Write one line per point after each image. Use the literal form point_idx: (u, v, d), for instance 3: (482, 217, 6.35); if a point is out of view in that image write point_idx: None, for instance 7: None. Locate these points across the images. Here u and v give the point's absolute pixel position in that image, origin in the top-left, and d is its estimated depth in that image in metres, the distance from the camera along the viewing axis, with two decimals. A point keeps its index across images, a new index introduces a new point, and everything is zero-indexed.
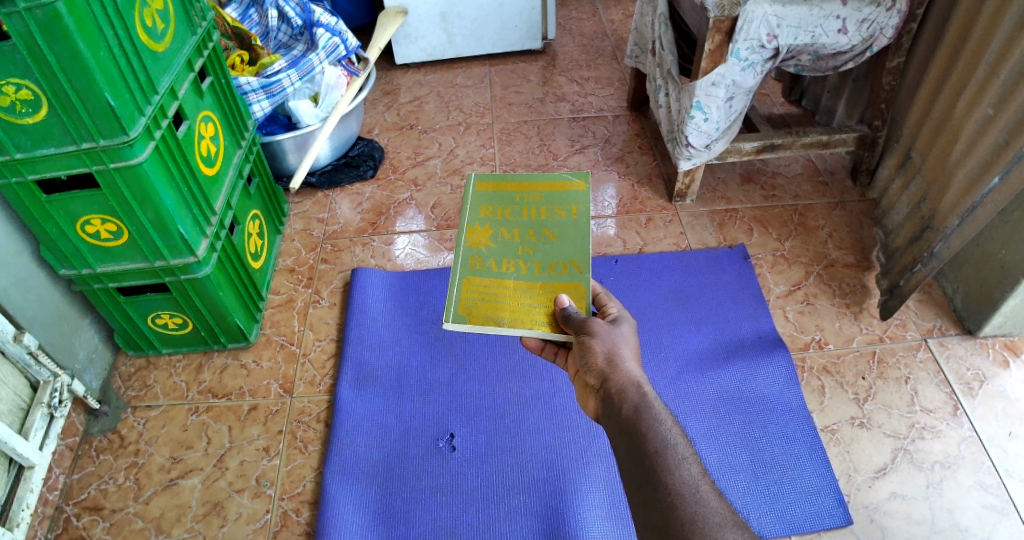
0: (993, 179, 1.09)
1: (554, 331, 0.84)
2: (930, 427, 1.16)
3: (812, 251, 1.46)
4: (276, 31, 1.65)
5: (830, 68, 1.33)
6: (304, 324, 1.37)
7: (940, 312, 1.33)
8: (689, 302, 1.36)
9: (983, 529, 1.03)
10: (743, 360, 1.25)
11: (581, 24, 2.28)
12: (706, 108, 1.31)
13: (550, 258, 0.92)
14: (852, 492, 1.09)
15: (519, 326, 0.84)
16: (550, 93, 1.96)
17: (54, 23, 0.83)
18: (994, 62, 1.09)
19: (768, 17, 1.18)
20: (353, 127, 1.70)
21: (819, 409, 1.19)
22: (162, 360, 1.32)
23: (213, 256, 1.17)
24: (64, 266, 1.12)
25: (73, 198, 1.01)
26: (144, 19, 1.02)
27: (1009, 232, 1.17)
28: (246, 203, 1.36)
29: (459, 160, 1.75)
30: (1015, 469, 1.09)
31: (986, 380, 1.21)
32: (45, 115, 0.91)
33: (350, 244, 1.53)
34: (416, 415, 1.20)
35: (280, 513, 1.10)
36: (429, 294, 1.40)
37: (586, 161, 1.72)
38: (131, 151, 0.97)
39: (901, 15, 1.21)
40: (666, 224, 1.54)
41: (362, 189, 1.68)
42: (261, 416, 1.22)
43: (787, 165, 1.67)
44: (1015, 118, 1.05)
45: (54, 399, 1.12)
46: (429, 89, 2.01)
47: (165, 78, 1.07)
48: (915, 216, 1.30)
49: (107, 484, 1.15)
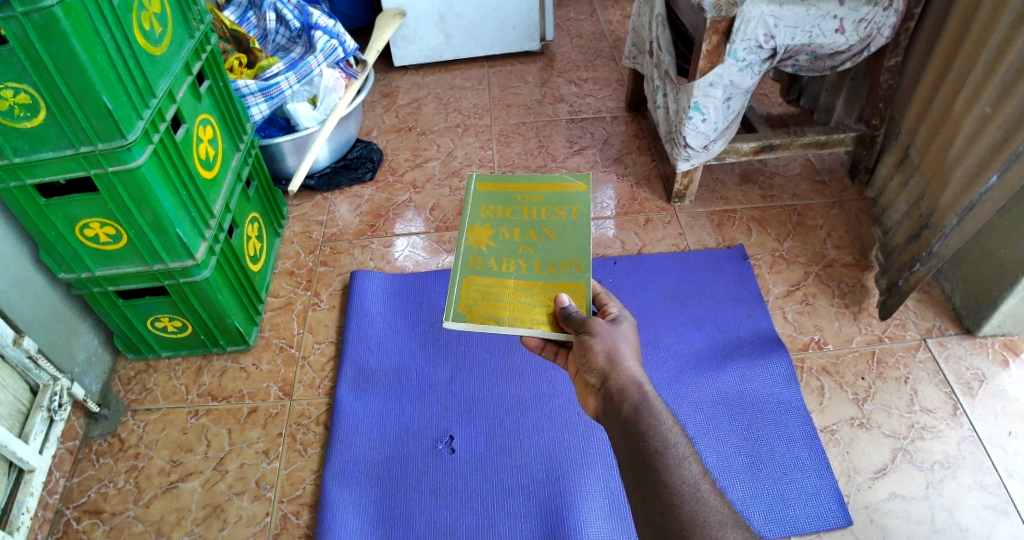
0: (991, 177, 1.09)
1: (554, 331, 0.84)
2: (929, 427, 1.16)
3: (810, 251, 1.46)
4: (274, 33, 1.66)
5: (827, 67, 1.33)
6: (303, 327, 1.37)
7: (939, 311, 1.33)
8: (688, 303, 1.36)
9: (983, 529, 1.03)
10: (742, 361, 1.25)
11: (579, 25, 2.28)
12: (704, 109, 1.31)
13: (552, 257, 0.92)
14: (851, 492, 1.08)
15: (519, 325, 0.84)
16: (548, 95, 1.96)
17: (51, 26, 0.83)
18: (992, 60, 1.09)
19: (765, 17, 1.18)
20: (351, 129, 1.70)
21: (818, 409, 1.19)
22: (161, 363, 1.32)
23: (212, 259, 1.17)
24: (63, 269, 1.12)
25: (72, 201, 1.01)
26: (141, 21, 1.02)
27: (1009, 230, 1.17)
28: (244, 205, 1.36)
29: (458, 161, 1.75)
30: (1015, 468, 1.09)
31: (986, 380, 1.21)
32: (43, 118, 0.91)
33: (349, 246, 1.53)
34: (416, 416, 1.20)
35: (280, 516, 1.10)
36: (428, 296, 1.40)
37: (585, 163, 1.72)
38: (128, 153, 0.97)
39: (898, 14, 1.21)
40: (665, 225, 1.54)
41: (361, 191, 1.68)
42: (260, 419, 1.22)
43: (786, 166, 1.67)
44: (1013, 116, 1.05)
45: (53, 402, 1.12)
46: (427, 91, 2.02)
47: (163, 81, 1.07)
48: (913, 215, 1.30)
49: (107, 487, 1.15)
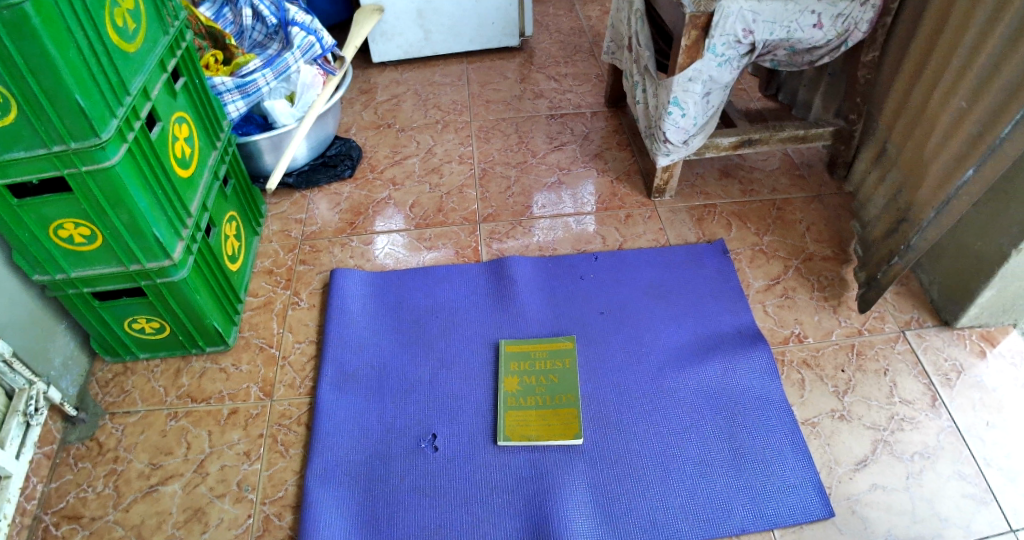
0: (968, 171, 1.10)
1: (574, 439, 1.13)
2: (909, 418, 1.17)
3: (790, 245, 1.47)
4: (251, 30, 1.64)
5: (806, 62, 1.33)
6: (282, 326, 1.36)
7: (917, 304, 1.34)
8: (668, 297, 1.36)
9: (962, 518, 1.05)
10: (723, 355, 1.25)
11: (559, 20, 2.28)
12: (683, 104, 1.31)
13: (560, 390, 1.20)
14: (832, 483, 1.09)
15: (549, 436, 1.13)
16: (528, 90, 1.96)
17: (21, 23, 0.82)
18: (969, 54, 1.10)
19: (743, 12, 1.18)
20: (330, 126, 1.68)
21: (799, 402, 1.20)
22: (139, 365, 1.31)
23: (189, 259, 1.16)
24: (37, 271, 1.10)
25: (45, 202, 1.00)
26: (114, 18, 1.00)
27: (986, 224, 1.18)
28: (222, 204, 1.35)
29: (437, 158, 1.74)
30: (993, 458, 1.11)
31: (963, 370, 1.22)
32: (13, 117, 0.89)
33: (329, 245, 1.52)
34: (399, 415, 1.19)
35: (261, 518, 1.09)
36: (409, 294, 1.39)
37: (565, 158, 1.72)
38: (103, 153, 0.96)
39: (875, 9, 1.22)
40: (646, 220, 1.54)
41: (340, 189, 1.67)
42: (240, 420, 1.21)
43: (765, 160, 1.68)
44: (989, 112, 1.06)
45: (30, 406, 1.10)
46: (406, 87, 2.00)
47: (138, 79, 1.05)
48: (892, 208, 1.31)
49: (85, 492, 1.13)
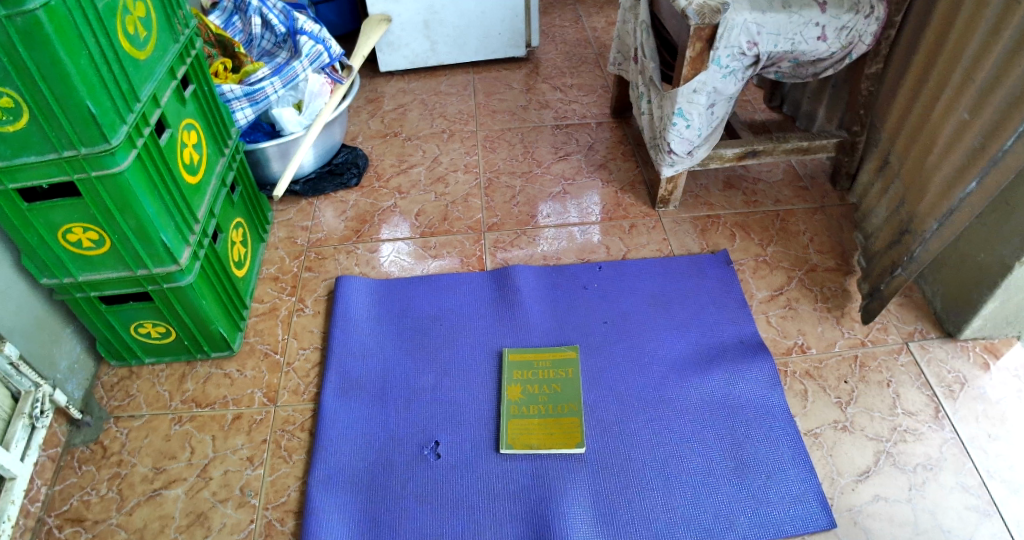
0: (970, 183, 1.10)
1: (576, 447, 1.13)
2: (912, 430, 1.17)
3: (793, 256, 1.47)
4: (260, 38, 1.65)
5: (810, 74, 1.34)
6: (287, 333, 1.36)
7: (921, 315, 1.34)
8: (671, 307, 1.37)
9: (965, 530, 1.04)
10: (726, 365, 1.25)
11: (565, 31, 2.29)
12: (687, 115, 1.32)
13: (562, 399, 1.20)
14: (835, 494, 1.09)
15: (551, 445, 1.14)
16: (533, 100, 1.97)
17: (34, 31, 0.83)
18: (971, 66, 1.10)
19: (747, 24, 1.19)
20: (336, 134, 1.69)
21: (801, 413, 1.20)
22: (145, 369, 1.31)
23: (195, 265, 1.17)
24: (45, 275, 1.11)
25: (55, 207, 1.01)
26: (125, 26, 1.01)
27: (988, 236, 1.18)
28: (229, 211, 1.36)
29: (443, 167, 1.75)
30: (997, 470, 1.10)
31: (966, 382, 1.22)
32: (25, 123, 0.90)
33: (334, 252, 1.53)
34: (402, 422, 1.20)
35: (264, 523, 1.09)
36: (413, 302, 1.40)
37: (569, 168, 1.73)
38: (112, 159, 0.97)
39: (879, 22, 1.23)
40: (649, 230, 1.55)
41: (346, 197, 1.68)
42: (244, 425, 1.22)
43: (769, 171, 1.69)
44: (991, 123, 1.06)
45: (35, 409, 1.10)
46: (413, 97, 2.02)
47: (148, 86, 1.07)
48: (895, 220, 1.32)
49: (89, 495, 1.14)
